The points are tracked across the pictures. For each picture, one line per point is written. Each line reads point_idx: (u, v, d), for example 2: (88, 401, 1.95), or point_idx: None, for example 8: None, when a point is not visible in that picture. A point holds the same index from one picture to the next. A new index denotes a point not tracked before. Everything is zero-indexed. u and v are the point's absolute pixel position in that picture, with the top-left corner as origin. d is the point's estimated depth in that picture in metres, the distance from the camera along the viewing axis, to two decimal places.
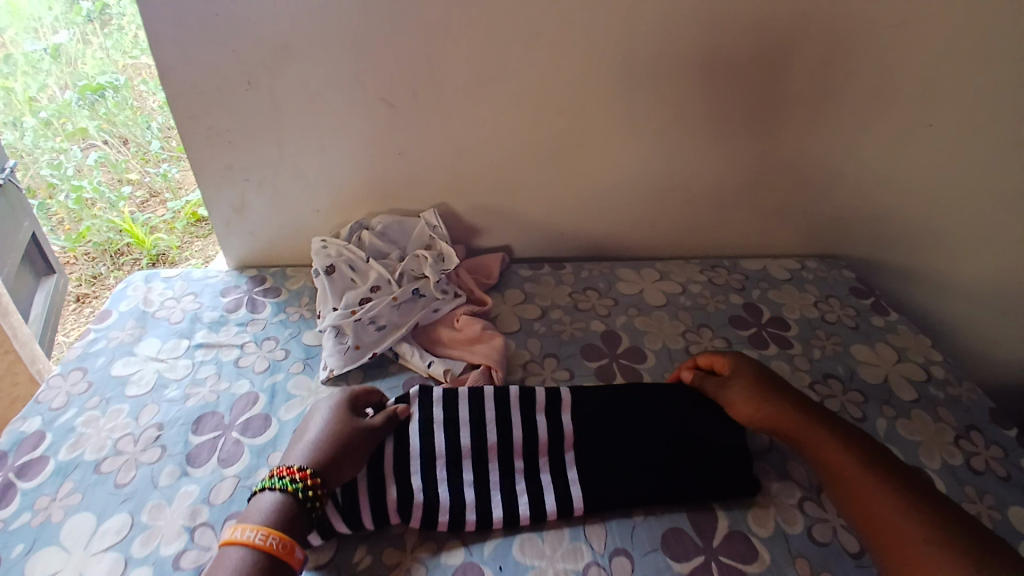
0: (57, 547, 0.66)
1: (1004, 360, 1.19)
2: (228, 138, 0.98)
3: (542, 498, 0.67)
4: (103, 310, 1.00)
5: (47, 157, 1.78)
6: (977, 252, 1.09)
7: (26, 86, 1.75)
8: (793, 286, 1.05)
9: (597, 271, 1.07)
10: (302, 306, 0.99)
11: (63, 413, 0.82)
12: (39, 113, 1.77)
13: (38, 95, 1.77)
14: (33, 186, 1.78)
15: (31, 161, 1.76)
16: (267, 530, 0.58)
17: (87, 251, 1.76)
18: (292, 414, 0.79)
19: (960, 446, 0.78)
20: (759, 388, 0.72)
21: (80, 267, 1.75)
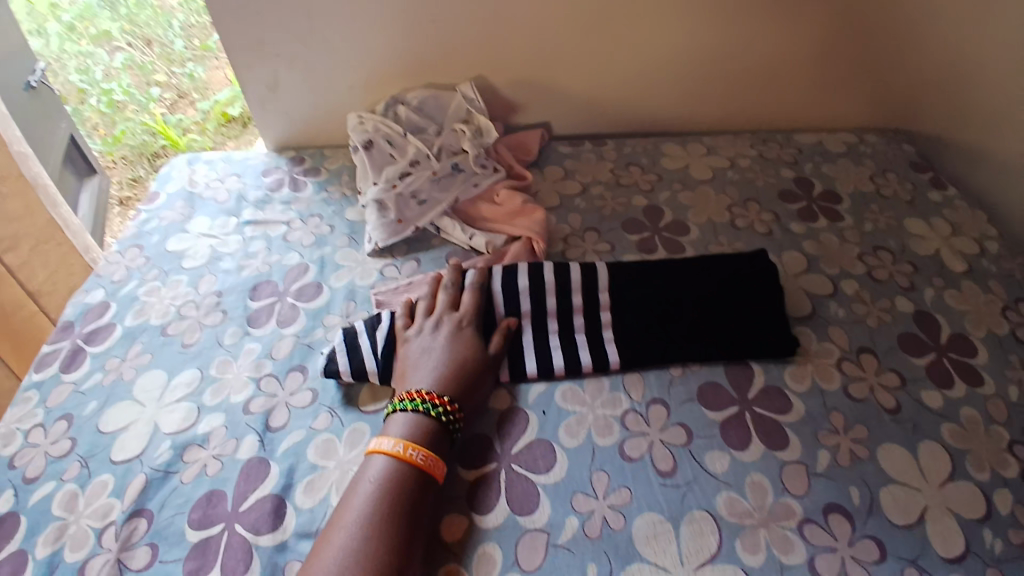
0: (132, 400, 0.73)
1: None
2: (256, 9, 0.95)
3: (578, 355, 0.69)
4: (152, 191, 1.03)
5: (74, 63, 1.84)
6: None
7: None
8: (849, 160, 1.00)
9: (640, 148, 1.03)
10: (342, 184, 0.99)
11: (125, 284, 0.87)
12: (63, 18, 1.92)
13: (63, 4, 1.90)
14: (65, 93, 1.83)
15: (60, 67, 1.84)
16: (406, 442, 0.59)
17: (124, 155, 1.76)
18: (342, 282, 0.83)
19: (1009, 317, 0.75)
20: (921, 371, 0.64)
21: (120, 171, 1.74)
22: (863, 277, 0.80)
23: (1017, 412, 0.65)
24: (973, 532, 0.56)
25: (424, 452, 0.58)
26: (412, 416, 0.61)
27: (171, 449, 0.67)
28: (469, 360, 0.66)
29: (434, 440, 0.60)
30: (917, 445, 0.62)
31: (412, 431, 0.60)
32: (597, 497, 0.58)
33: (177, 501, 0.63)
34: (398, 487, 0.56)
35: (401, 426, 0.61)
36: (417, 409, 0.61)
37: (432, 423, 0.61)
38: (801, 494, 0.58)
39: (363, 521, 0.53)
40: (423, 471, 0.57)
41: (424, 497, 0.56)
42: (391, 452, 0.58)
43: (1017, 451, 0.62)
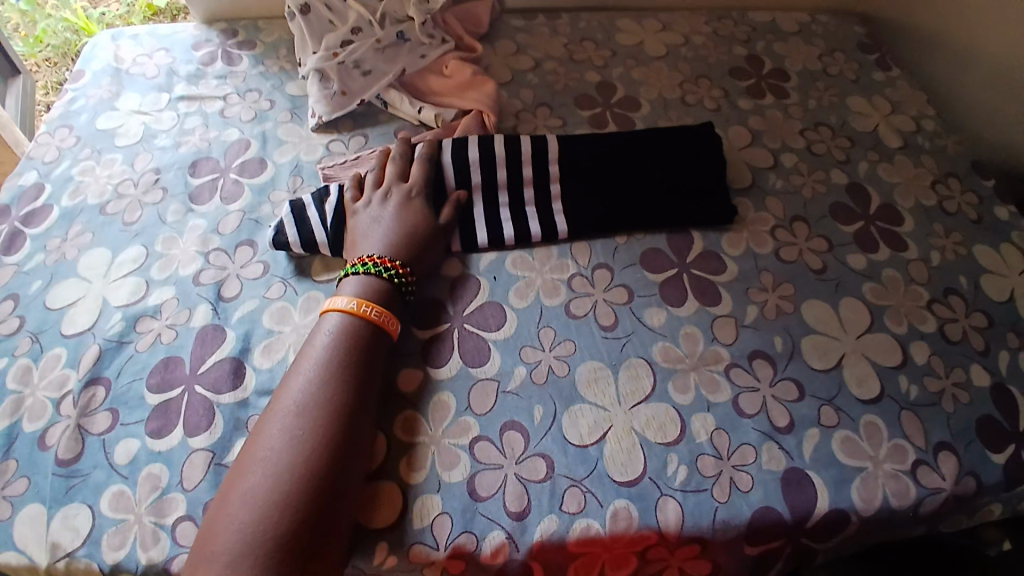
0: (78, 278, 0.71)
1: None
2: None
3: (527, 224, 0.71)
4: (73, 69, 0.94)
5: None
6: None
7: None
8: (801, 39, 0.99)
9: (595, 22, 0.99)
10: (281, 58, 0.93)
11: (57, 165, 0.82)
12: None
13: None
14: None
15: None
16: (360, 300, 0.60)
17: (47, 57, 1.56)
18: (287, 157, 0.80)
19: (937, 191, 0.80)
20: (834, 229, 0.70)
21: (42, 71, 1.53)
22: (803, 151, 0.83)
23: (937, 275, 0.72)
24: (890, 379, 0.63)
25: (378, 309, 0.60)
26: (364, 279, 0.63)
27: (125, 321, 0.67)
28: (418, 228, 0.67)
29: (387, 300, 0.62)
30: (838, 300, 0.68)
31: (365, 290, 0.62)
32: (544, 349, 0.63)
33: (135, 368, 0.64)
34: (353, 340, 0.58)
35: (354, 287, 0.62)
36: (370, 272, 0.63)
37: (384, 285, 0.63)
38: (729, 341, 0.64)
39: (320, 369, 0.56)
40: (377, 326, 0.60)
41: (379, 349, 0.59)
42: (346, 309, 0.60)
43: (934, 309, 0.68)
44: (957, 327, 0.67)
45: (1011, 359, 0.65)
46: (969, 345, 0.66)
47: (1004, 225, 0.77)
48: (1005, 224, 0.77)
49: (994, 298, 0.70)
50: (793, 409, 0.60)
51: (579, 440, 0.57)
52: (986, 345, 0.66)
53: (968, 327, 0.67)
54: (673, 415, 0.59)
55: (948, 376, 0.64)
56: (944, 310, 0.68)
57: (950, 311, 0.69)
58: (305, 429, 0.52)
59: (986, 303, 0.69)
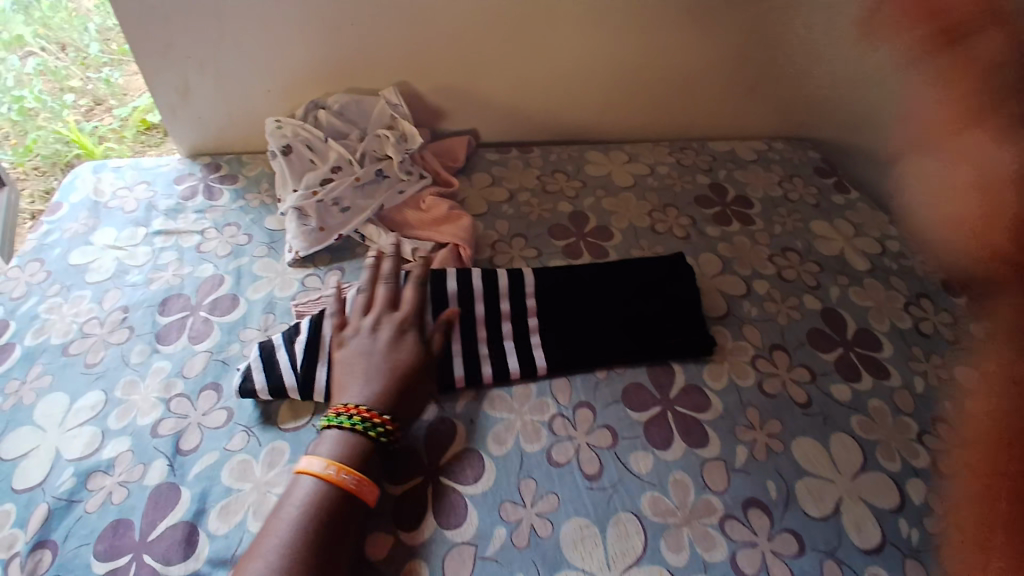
0: (32, 425, 0.67)
1: None
2: (161, 10, 0.89)
3: (506, 360, 0.69)
4: (52, 202, 0.95)
5: None
6: None
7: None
8: (759, 166, 1.06)
9: (566, 155, 1.05)
10: (262, 192, 0.95)
11: (24, 301, 0.80)
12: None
13: None
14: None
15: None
16: (337, 464, 0.56)
17: (36, 166, 1.51)
18: (261, 294, 0.79)
19: (910, 311, 0.82)
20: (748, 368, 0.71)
21: (31, 183, 1.47)
22: (774, 276, 0.85)
23: (921, 403, 0.71)
24: (889, 522, 0.60)
25: (353, 474, 0.56)
26: (344, 433, 0.59)
27: (75, 477, 0.62)
28: (407, 369, 0.64)
29: (367, 458, 0.58)
30: (826, 435, 0.67)
31: (342, 450, 0.58)
32: (525, 505, 0.59)
33: (83, 531, 0.58)
34: (324, 512, 0.53)
35: (332, 445, 0.58)
36: (347, 425, 0.59)
37: (365, 441, 0.59)
38: (720, 488, 0.61)
39: (288, 547, 0.51)
40: (351, 494, 0.55)
41: (352, 521, 0.54)
42: (319, 473, 0.56)
43: (924, 440, 0.67)
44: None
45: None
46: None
47: None
48: None
49: None
50: (793, 565, 0.56)
51: None
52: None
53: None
54: None
55: None
56: (935, 441, 0.66)
57: (940, 441, 0.67)
58: None
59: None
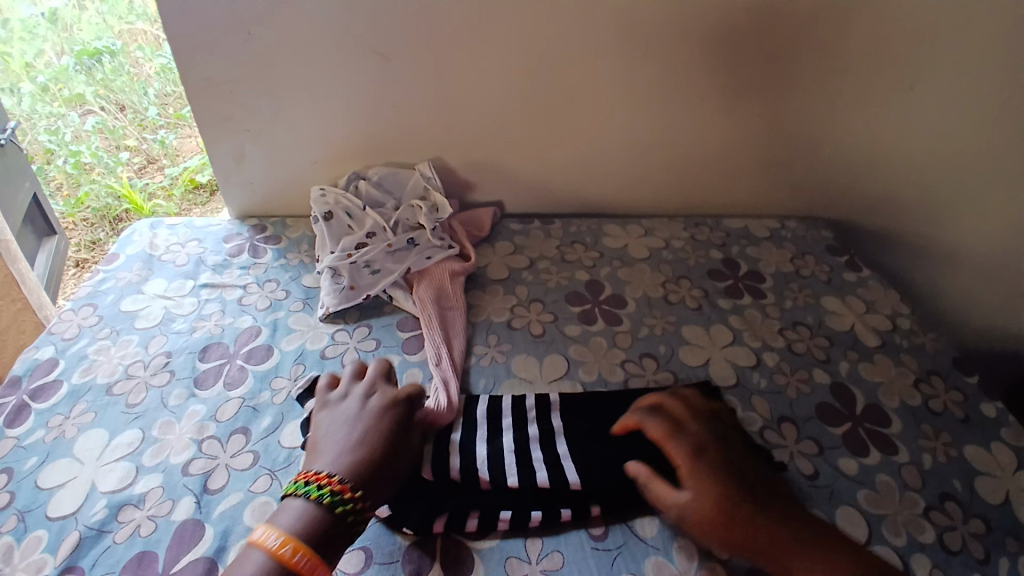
0: (71, 458, 0.71)
1: None
2: (227, 89, 1.02)
3: (530, 453, 0.68)
4: (111, 253, 1.04)
5: (44, 122, 1.82)
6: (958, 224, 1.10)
7: (23, 52, 1.82)
8: (772, 244, 1.10)
9: (585, 227, 1.11)
10: (302, 252, 1.03)
11: (76, 342, 0.87)
12: (37, 79, 1.82)
13: (35, 61, 1.84)
14: (32, 152, 1.82)
15: (30, 126, 1.81)
16: (295, 545, 0.53)
17: (85, 217, 1.78)
18: (293, 346, 0.85)
19: (920, 388, 0.83)
20: (711, 499, 0.58)
21: (80, 232, 1.77)
22: (784, 349, 0.87)
23: (930, 479, 0.71)
24: None
25: (303, 554, 0.52)
26: (305, 506, 0.56)
27: (107, 508, 0.66)
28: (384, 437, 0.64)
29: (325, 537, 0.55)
30: (833, 508, 0.67)
31: (301, 525, 0.55)
32: (530, 562, 0.60)
33: (109, 561, 0.61)
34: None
35: (289, 516, 0.55)
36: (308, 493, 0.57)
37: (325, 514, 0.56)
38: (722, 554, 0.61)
39: None
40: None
41: None
42: (272, 551, 0.52)
43: (931, 515, 0.67)
44: (956, 535, 0.66)
45: (1012, 567, 0.63)
46: (971, 555, 0.64)
47: (992, 425, 0.78)
48: (993, 423, 0.79)
49: (990, 501, 0.69)
50: None
51: None
52: (985, 553, 0.64)
53: (967, 535, 0.66)
54: None
55: None
56: (943, 518, 0.67)
57: (947, 517, 0.67)
58: None
59: (984, 509, 0.68)
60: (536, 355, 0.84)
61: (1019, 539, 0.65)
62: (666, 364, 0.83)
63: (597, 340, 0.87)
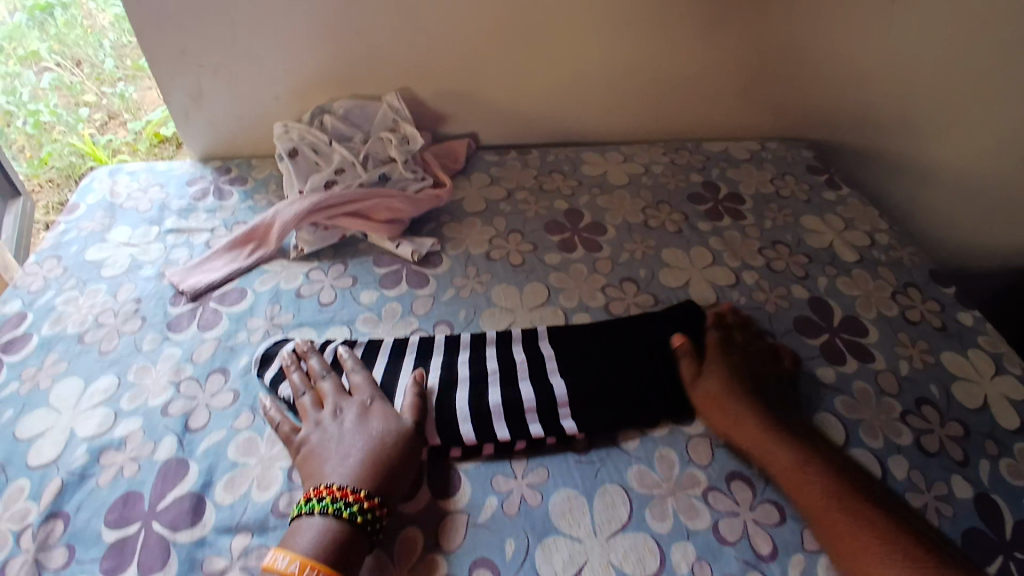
0: (47, 408, 0.70)
1: (953, 238, 1.19)
2: (177, 19, 0.95)
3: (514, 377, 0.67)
4: (70, 203, 1.00)
5: None
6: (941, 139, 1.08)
7: None
8: (752, 165, 1.08)
9: (563, 156, 1.08)
10: (270, 192, 0.99)
11: (43, 294, 0.84)
12: None
13: None
14: None
15: None
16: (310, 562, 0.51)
17: (51, 177, 1.62)
18: (267, 286, 0.83)
19: (898, 300, 0.84)
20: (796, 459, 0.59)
21: (46, 195, 1.57)
22: (763, 267, 0.87)
23: (907, 385, 0.73)
24: None
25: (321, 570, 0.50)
26: (323, 519, 0.54)
27: (88, 454, 0.65)
28: (397, 446, 0.60)
29: (347, 546, 0.53)
30: (812, 416, 0.69)
31: (316, 543, 0.53)
32: (515, 478, 0.62)
33: (93, 504, 0.61)
34: None
35: (309, 533, 0.53)
36: (329, 509, 0.54)
37: (343, 527, 0.54)
38: (766, 554, 0.56)
39: None
40: None
41: None
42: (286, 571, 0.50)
43: (908, 420, 0.69)
44: (934, 438, 0.67)
45: (991, 468, 0.65)
46: (950, 459, 0.66)
47: (968, 333, 0.80)
48: (969, 330, 0.80)
49: (967, 406, 0.71)
50: (774, 534, 0.57)
51: None
52: (964, 455, 0.66)
53: (945, 438, 0.68)
54: (651, 547, 0.56)
55: (930, 489, 0.63)
56: (920, 422, 0.69)
57: (925, 421, 0.69)
58: None
59: (961, 413, 0.70)
60: (517, 284, 0.83)
61: (997, 443, 0.67)
62: (646, 286, 0.83)
63: (577, 267, 0.86)
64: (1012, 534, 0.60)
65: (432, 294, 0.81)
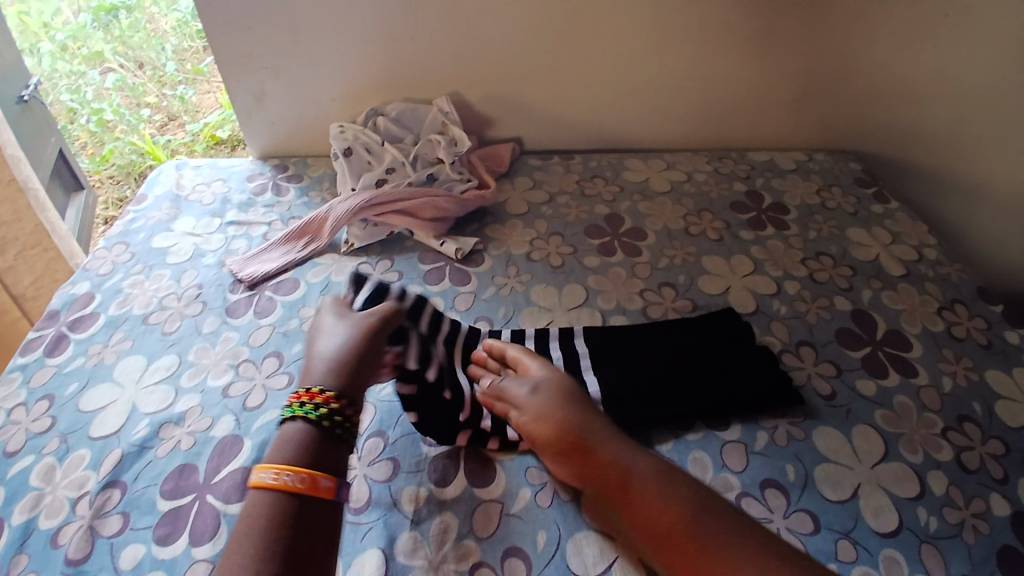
0: (111, 383, 0.76)
1: None
2: (245, 25, 1.01)
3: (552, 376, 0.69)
4: (140, 193, 1.07)
5: (64, 82, 1.84)
6: None
7: (40, 12, 1.90)
8: (797, 176, 1.07)
9: (605, 162, 1.10)
10: (323, 189, 1.04)
11: (111, 277, 0.91)
12: (56, 38, 1.87)
13: (52, 21, 1.90)
14: (55, 112, 1.81)
15: (51, 86, 1.82)
16: (281, 466, 0.51)
17: (111, 174, 1.74)
18: (319, 278, 0.87)
19: (945, 316, 0.82)
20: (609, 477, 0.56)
21: (107, 190, 1.70)
22: (805, 278, 0.86)
23: (950, 402, 0.71)
24: (908, 510, 0.61)
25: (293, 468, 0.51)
26: (295, 423, 0.55)
27: (149, 427, 0.70)
28: (362, 348, 0.61)
29: (316, 448, 0.54)
30: (850, 428, 0.68)
31: (292, 447, 0.53)
32: (548, 471, 0.63)
33: (151, 473, 0.66)
34: (274, 519, 0.48)
35: (286, 438, 0.54)
36: (304, 417, 0.55)
37: (310, 429, 0.55)
38: None
39: (263, 526, 0.48)
40: (297, 491, 0.50)
41: (309, 525, 0.49)
42: (251, 479, 0.51)
43: (950, 436, 0.67)
44: (975, 455, 0.66)
45: None
46: (993, 477, 0.64)
47: (1017, 352, 0.77)
48: (1018, 350, 0.77)
49: (1011, 425, 0.69)
50: (807, 543, 0.58)
51: (581, 569, 0.55)
52: (1005, 473, 0.64)
53: (986, 456, 0.66)
54: None
55: (968, 506, 0.61)
56: (961, 439, 0.67)
57: (966, 439, 0.67)
58: (251, 531, 0.47)
59: (1005, 432, 0.68)
60: (556, 285, 0.85)
61: None
62: (685, 292, 0.84)
63: (616, 271, 0.87)
64: None
65: (473, 291, 0.84)
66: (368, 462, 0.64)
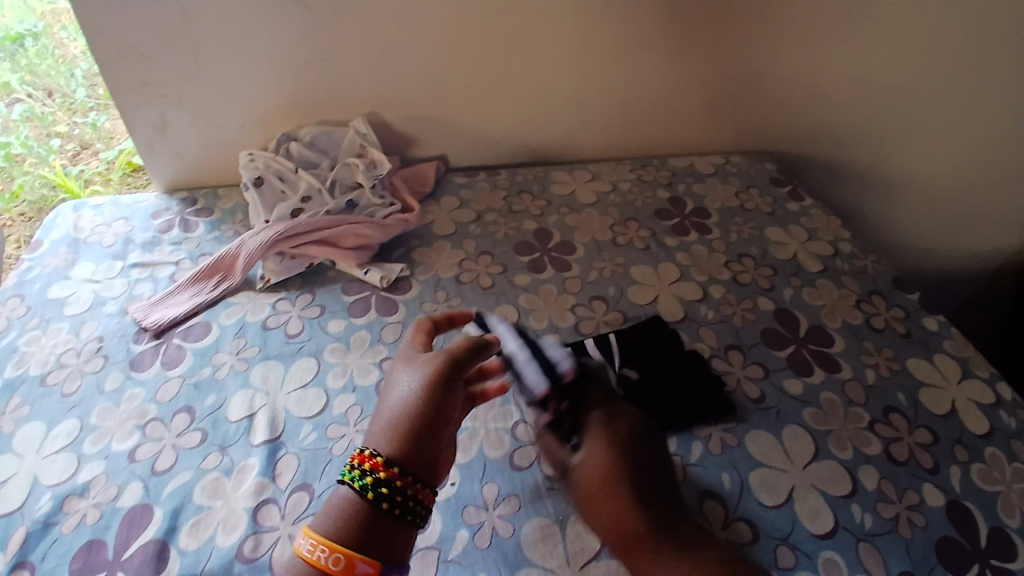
0: (11, 454, 0.68)
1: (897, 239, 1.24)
2: (140, 51, 0.94)
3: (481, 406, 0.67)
4: (34, 240, 0.97)
5: None
6: (894, 149, 1.12)
7: None
8: (717, 179, 1.10)
9: (531, 176, 1.09)
10: (236, 222, 0.99)
11: (5, 335, 0.82)
12: None
13: None
14: None
15: None
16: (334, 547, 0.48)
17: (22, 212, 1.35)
18: (233, 319, 0.82)
19: (862, 308, 0.85)
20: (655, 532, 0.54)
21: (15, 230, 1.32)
22: (729, 281, 0.88)
23: (875, 395, 0.74)
24: (843, 510, 0.62)
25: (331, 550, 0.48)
26: (349, 492, 0.51)
27: (53, 501, 0.63)
28: (434, 402, 0.54)
29: (366, 525, 0.50)
30: (781, 430, 0.69)
31: (336, 519, 0.50)
32: (486, 509, 0.61)
33: (58, 552, 0.59)
34: None
35: (332, 510, 0.51)
36: (353, 483, 0.51)
37: (365, 505, 0.50)
38: None
39: None
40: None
41: None
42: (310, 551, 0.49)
43: (876, 429, 0.70)
44: (903, 447, 0.68)
45: (962, 475, 0.66)
46: (919, 466, 0.67)
47: (933, 338, 0.82)
48: (933, 336, 0.82)
49: (936, 413, 0.72)
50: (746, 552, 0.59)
51: None
52: (934, 463, 0.67)
53: (915, 447, 0.69)
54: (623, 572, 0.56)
55: (901, 499, 0.64)
56: (890, 431, 0.70)
57: (893, 430, 0.70)
58: None
59: (928, 420, 0.71)
60: (487, 307, 0.83)
61: (966, 449, 0.68)
62: (615, 305, 0.84)
63: (547, 288, 0.86)
64: (984, 540, 0.61)
65: (401, 321, 0.81)
66: (292, 520, 0.60)
